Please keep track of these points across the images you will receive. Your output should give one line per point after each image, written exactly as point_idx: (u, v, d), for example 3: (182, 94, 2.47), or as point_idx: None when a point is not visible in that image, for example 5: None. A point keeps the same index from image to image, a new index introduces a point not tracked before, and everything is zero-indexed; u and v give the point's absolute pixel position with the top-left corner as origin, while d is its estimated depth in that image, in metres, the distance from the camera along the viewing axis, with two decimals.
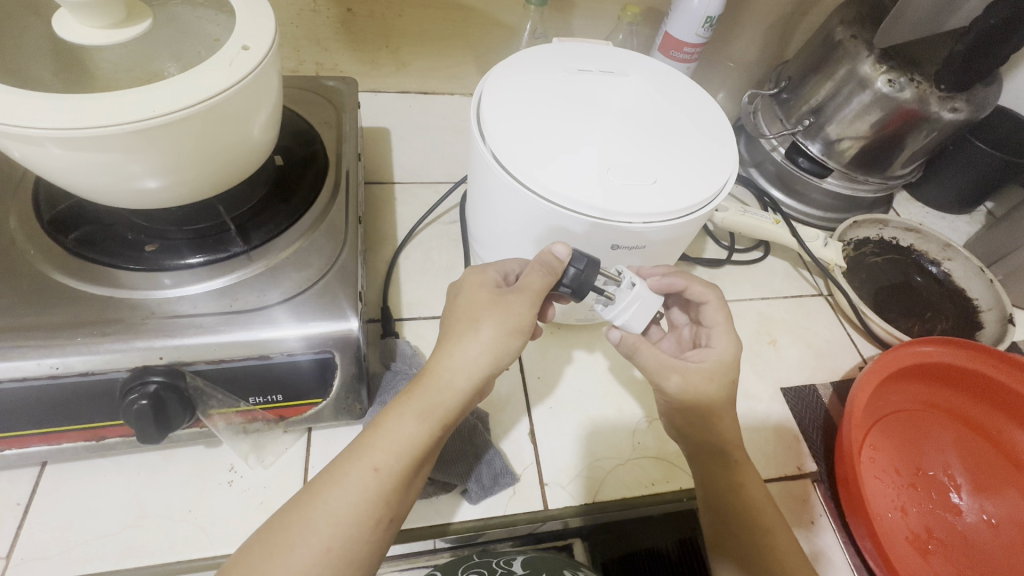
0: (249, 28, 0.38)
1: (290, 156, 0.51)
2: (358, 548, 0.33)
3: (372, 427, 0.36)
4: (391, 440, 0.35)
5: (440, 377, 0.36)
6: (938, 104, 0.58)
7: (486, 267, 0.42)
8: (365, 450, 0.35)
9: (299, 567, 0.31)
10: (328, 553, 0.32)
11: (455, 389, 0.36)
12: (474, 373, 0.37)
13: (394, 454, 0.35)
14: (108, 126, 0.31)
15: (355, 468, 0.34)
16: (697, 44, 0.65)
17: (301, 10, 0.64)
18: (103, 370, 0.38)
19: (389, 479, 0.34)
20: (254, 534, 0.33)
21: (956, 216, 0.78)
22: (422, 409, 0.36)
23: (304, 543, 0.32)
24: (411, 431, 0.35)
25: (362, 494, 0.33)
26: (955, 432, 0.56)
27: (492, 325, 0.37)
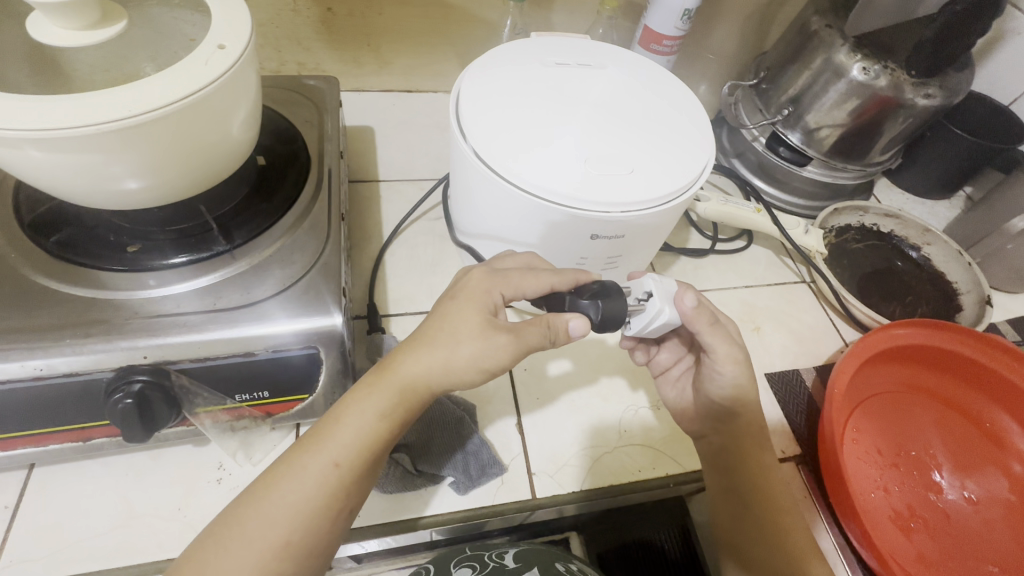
0: (224, 27, 0.38)
1: (272, 156, 0.52)
2: (317, 539, 0.34)
3: (330, 420, 0.36)
4: (350, 435, 0.35)
5: (406, 374, 0.36)
6: (911, 91, 0.59)
7: (493, 284, 0.40)
8: (324, 445, 0.35)
9: (258, 558, 0.32)
10: (287, 545, 0.33)
11: (423, 390, 0.37)
12: (445, 373, 0.37)
13: (352, 447, 0.35)
14: (85, 127, 0.32)
15: (316, 463, 0.34)
16: (676, 36, 0.66)
17: (281, 10, 0.65)
18: (88, 371, 0.38)
19: (349, 472, 0.35)
20: (209, 525, 0.33)
21: (936, 201, 0.79)
22: (383, 405, 0.36)
23: (261, 535, 0.32)
24: (371, 426, 0.35)
25: (320, 488, 0.34)
26: (934, 412, 0.57)
27: (469, 351, 0.37)
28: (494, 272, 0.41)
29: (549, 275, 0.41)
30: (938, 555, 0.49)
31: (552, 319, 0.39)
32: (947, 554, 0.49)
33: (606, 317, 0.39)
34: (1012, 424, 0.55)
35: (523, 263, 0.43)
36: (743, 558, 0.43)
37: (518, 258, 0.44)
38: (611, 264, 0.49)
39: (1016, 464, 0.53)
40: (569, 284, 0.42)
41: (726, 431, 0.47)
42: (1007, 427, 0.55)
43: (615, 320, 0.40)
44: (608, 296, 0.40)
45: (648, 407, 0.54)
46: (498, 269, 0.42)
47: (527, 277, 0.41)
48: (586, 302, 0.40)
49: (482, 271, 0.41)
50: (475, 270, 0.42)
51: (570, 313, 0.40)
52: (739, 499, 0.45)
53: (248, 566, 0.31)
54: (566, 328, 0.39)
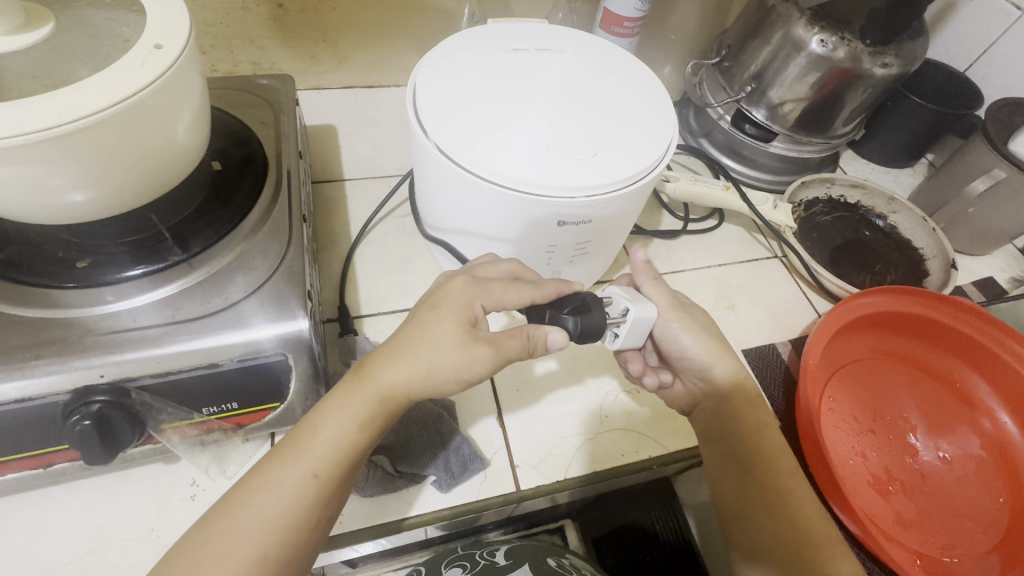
0: (160, 26, 0.36)
1: (227, 160, 0.50)
2: (295, 550, 0.33)
3: (307, 429, 0.35)
4: (328, 444, 0.34)
5: (387, 383, 0.36)
6: (870, 61, 0.59)
7: (473, 296, 0.38)
8: (301, 454, 0.34)
9: (233, 573, 0.31)
10: (264, 559, 0.32)
11: (401, 397, 0.36)
12: (417, 382, 0.36)
13: (332, 457, 0.34)
14: (12, 137, 0.30)
15: (294, 475, 0.33)
16: (637, 17, 0.66)
17: (230, 8, 0.62)
18: (42, 395, 0.36)
19: (329, 483, 0.34)
20: (178, 543, 0.32)
21: (900, 169, 0.80)
22: (362, 414, 0.35)
23: (236, 549, 0.31)
24: (349, 436, 0.35)
25: (298, 499, 0.33)
26: (908, 376, 0.58)
27: (451, 364, 0.36)
28: (476, 281, 0.39)
29: (532, 289, 0.40)
30: (915, 515, 0.50)
31: (532, 329, 0.39)
32: (924, 514, 0.50)
33: (584, 330, 0.39)
34: (982, 383, 0.56)
35: (506, 273, 0.42)
36: (745, 535, 0.42)
37: (502, 266, 0.42)
38: (581, 251, 0.48)
39: (986, 421, 0.55)
40: (550, 296, 0.42)
41: (717, 398, 0.48)
42: (976, 386, 0.56)
43: (594, 332, 0.40)
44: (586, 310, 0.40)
45: (629, 392, 0.54)
46: (479, 277, 0.40)
47: (509, 290, 0.40)
48: (567, 317, 0.40)
49: (463, 280, 0.39)
50: (456, 279, 0.39)
51: (551, 326, 0.40)
52: (743, 472, 0.44)
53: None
54: (545, 341, 0.39)
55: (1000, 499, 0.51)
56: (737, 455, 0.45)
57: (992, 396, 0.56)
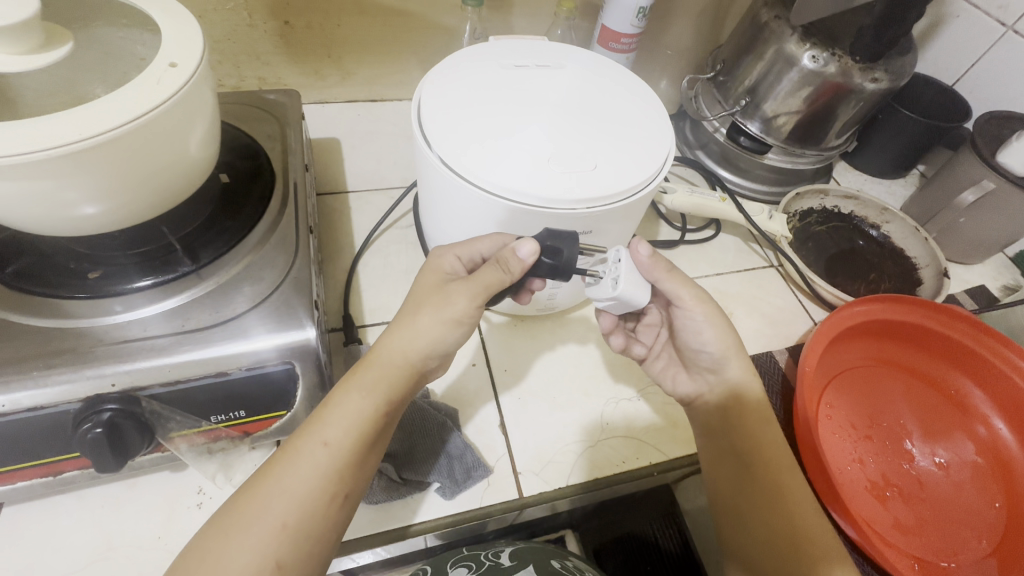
0: (174, 45, 0.38)
1: (235, 173, 0.51)
2: (315, 523, 0.34)
3: (323, 406, 0.37)
4: (340, 415, 0.36)
5: (385, 356, 0.38)
6: (860, 76, 0.61)
7: (445, 253, 0.43)
8: (314, 428, 0.35)
9: (256, 541, 0.32)
10: (283, 528, 0.33)
11: (399, 366, 0.38)
12: (413, 350, 0.38)
13: (344, 429, 0.35)
14: (35, 152, 0.31)
15: (307, 444, 0.35)
16: (634, 33, 0.67)
17: (237, 25, 0.63)
18: (54, 404, 0.37)
19: (341, 452, 0.35)
20: (210, 519, 0.34)
21: (892, 180, 0.82)
22: (369, 387, 0.37)
23: (258, 518, 0.33)
24: (357, 404, 0.36)
25: (314, 469, 0.34)
26: (903, 383, 0.59)
27: (428, 313, 0.39)
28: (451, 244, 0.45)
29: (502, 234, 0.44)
30: (914, 520, 0.51)
31: (501, 253, 0.40)
32: (923, 520, 0.51)
33: (554, 252, 0.40)
34: (975, 389, 0.57)
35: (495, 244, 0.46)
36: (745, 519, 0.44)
37: None
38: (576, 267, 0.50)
39: (981, 428, 0.56)
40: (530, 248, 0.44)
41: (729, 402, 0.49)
42: (970, 392, 0.57)
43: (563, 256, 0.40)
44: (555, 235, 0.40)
45: (629, 399, 0.55)
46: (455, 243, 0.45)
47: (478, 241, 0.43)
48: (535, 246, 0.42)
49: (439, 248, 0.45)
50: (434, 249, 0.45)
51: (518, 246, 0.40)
52: (742, 464, 0.46)
53: (249, 551, 0.32)
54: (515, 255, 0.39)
55: (996, 504, 0.52)
56: (737, 450, 0.47)
57: (986, 402, 0.57)
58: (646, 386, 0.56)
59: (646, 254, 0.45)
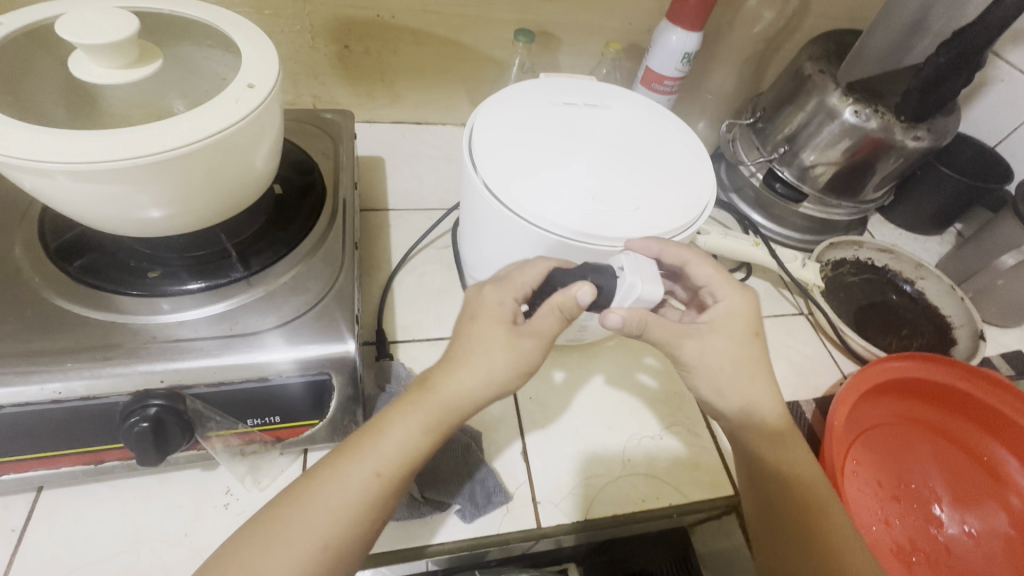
0: (251, 67, 0.40)
1: (289, 186, 0.53)
2: (353, 543, 0.35)
3: (373, 432, 0.38)
4: (394, 447, 0.37)
5: (446, 392, 0.39)
6: (902, 134, 0.61)
7: (504, 293, 0.42)
8: (367, 453, 0.36)
9: (299, 561, 0.33)
10: (326, 549, 0.34)
11: (461, 408, 0.39)
12: (480, 394, 0.40)
13: (395, 461, 0.37)
14: (119, 161, 0.33)
15: (358, 471, 0.36)
16: (677, 77, 0.69)
17: (300, 46, 0.67)
18: (105, 395, 0.38)
19: (390, 483, 0.36)
20: (244, 527, 0.34)
21: (928, 237, 0.81)
22: (427, 422, 0.38)
23: (302, 536, 0.33)
24: (414, 442, 0.37)
25: (361, 495, 0.35)
26: (934, 445, 0.57)
27: (506, 361, 0.40)
28: (499, 282, 0.43)
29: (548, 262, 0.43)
30: None
31: (564, 297, 0.40)
32: None
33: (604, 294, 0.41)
34: (1010, 456, 0.55)
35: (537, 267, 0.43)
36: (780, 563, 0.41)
37: (536, 270, 0.43)
38: None
39: (1015, 498, 0.54)
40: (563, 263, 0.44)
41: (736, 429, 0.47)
42: (1004, 460, 0.56)
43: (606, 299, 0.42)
44: (598, 271, 0.42)
45: (652, 437, 0.55)
46: (501, 278, 0.44)
47: (525, 272, 0.43)
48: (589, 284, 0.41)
49: (489, 287, 0.43)
50: (483, 287, 0.43)
51: (577, 287, 0.39)
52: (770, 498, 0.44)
53: (289, 564, 0.32)
54: (576, 300, 0.39)
55: None
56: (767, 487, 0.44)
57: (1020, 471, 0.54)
58: (668, 425, 0.56)
59: (615, 320, 0.42)
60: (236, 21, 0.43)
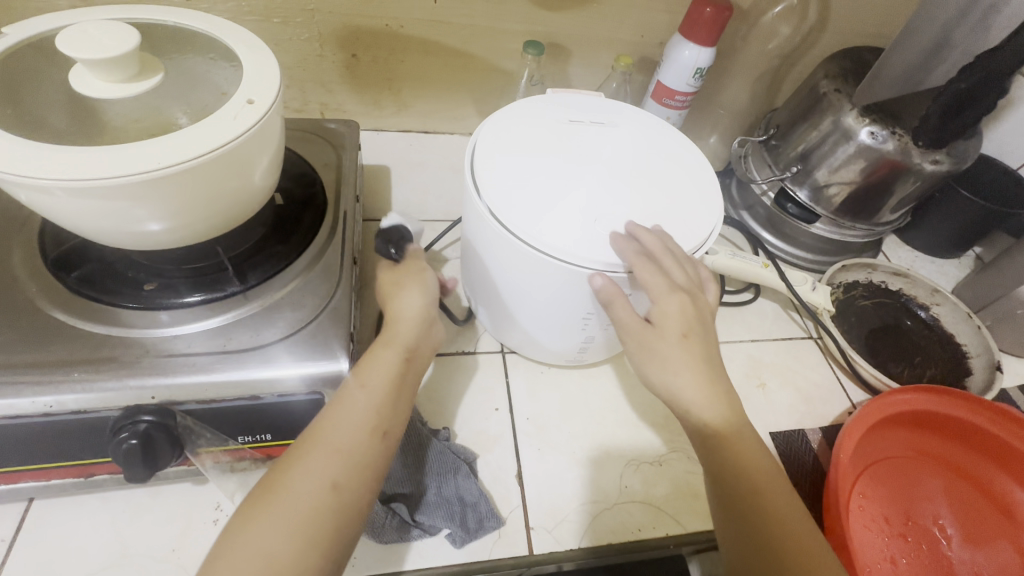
0: (253, 82, 0.40)
1: (291, 197, 0.53)
2: (363, 454, 0.36)
3: (359, 364, 0.41)
4: (371, 361, 0.40)
5: (395, 317, 0.44)
6: (919, 156, 0.59)
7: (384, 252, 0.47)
8: (352, 376, 0.40)
9: (314, 467, 0.35)
10: (336, 454, 0.36)
11: (410, 322, 0.43)
12: (415, 315, 0.44)
13: (378, 372, 0.40)
14: (113, 177, 0.33)
15: (347, 388, 0.39)
16: (688, 92, 0.68)
17: (308, 55, 0.66)
18: (96, 409, 0.38)
19: (380, 393, 0.39)
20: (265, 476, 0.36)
21: (945, 260, 0.79)
22: (389, 341, 0.42)
23: (313, 452, 0.35)
24: (385, 356, 0.41)
25: (356, 405, 0.38)
26: (943, 480, 0.55)
27: (423, 292, 0.45)
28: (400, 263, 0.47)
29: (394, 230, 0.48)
30: None
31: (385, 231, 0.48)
32: None
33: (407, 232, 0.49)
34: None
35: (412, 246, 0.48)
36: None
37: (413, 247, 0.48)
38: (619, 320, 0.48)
39: None
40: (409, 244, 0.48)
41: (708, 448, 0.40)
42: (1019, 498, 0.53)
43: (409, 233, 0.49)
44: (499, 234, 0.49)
45: (651, 462, 0.53)
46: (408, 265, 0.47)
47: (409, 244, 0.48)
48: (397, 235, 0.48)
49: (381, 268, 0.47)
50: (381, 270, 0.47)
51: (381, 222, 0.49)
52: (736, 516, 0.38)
53: (306, 472, 0.35)
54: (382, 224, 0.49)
55: None
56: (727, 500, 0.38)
57: None
58: (667, 451, 0.54)
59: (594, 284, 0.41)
60: (240, 34, 0.43)
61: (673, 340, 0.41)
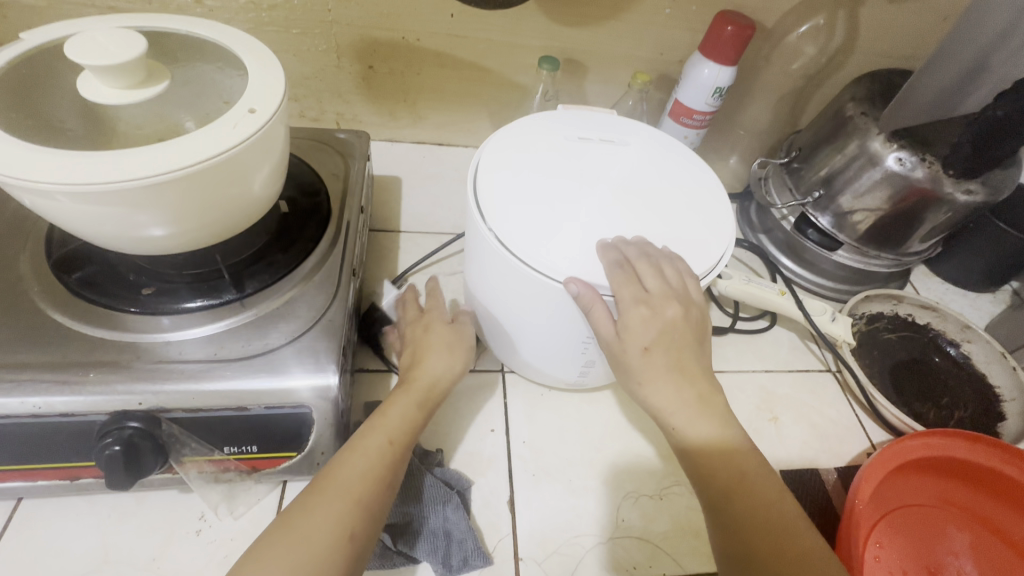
0: (257, 92, 0.40)
1: (296, 206, 0.53)
2: (379, 505, 0.37)
3: (379, 414, 0.42)
4: (398, 416, 0.42)
5: (422, 377, 0.46)
6: (953, 186, 0.56)
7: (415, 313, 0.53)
8: (379, 427, 0.41)
9: (332, 514, 0.35)
10: (356, 504, 0.36)
11: (436, 381, 0.46)
12: (446, 373, 0.47)
13: (403, 428, 0.42)
14: (109, 184, 0.33)
15: (371, 440, 0.40)
16: (707, 111, 0.66)
17: (325, 66, 0.67)
18: (84, 413, 0.38)
19: (399, 450, 0.40)
20: (268, 526, 0.34)
21: (979, 294, 0.74)
22: (418, 399, 0.44)
23: (335, 499, 0.35)
24: (412, 413, 0.43)
25: (379, 458, 0.39)
26: (971, 535, 0.51)
27: (441, 340, 0.49)
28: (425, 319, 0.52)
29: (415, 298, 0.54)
30: None
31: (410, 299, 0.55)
32: None
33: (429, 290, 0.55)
34: None
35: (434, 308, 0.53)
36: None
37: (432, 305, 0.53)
38: None
39: None
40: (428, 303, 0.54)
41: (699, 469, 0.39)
42: None
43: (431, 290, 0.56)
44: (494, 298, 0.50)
45: (650, 496, 0.51)
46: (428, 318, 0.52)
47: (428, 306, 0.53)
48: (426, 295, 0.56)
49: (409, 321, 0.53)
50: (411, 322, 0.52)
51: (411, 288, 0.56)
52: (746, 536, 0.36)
53: (325, 519, 0.34)
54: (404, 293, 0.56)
55: None
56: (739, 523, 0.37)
57: None
58: (668, 485, 0.52)
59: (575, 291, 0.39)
60: (250, 43, 0.43)
61: (637, 354, 0.40)
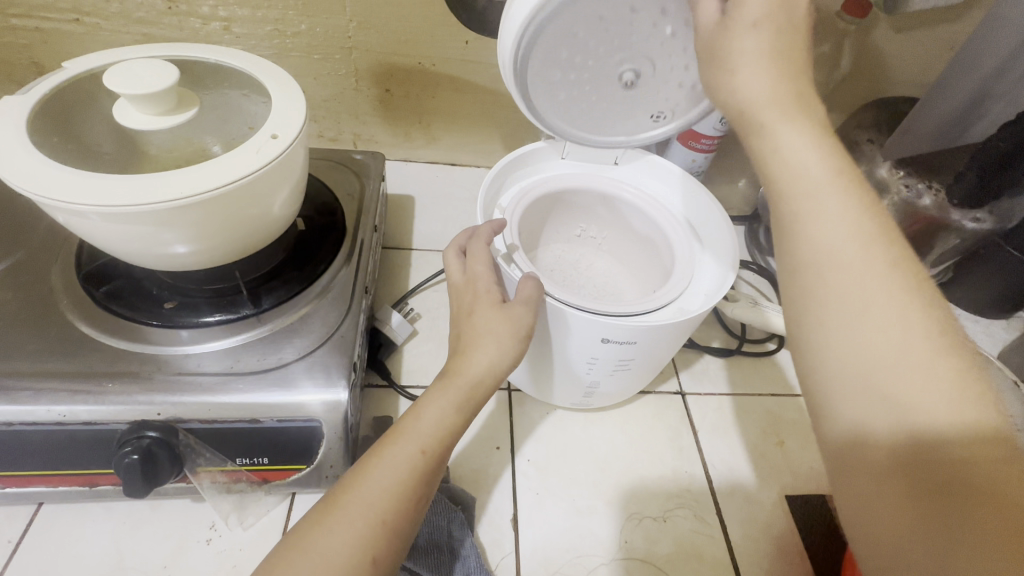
0: (281, 118, 0.42)
1: (312, 224, 0.55)
2: (405, 525, 0.34)
3: (410, 416, 0.38)
4: (431, 424, 0.37)
5: (466, 372, 0.40)
6: (960, 214, 0.57)
7: (470, 268, 0.45)
8: (409, 435, 0.36)
9: (350, 536, 0.32)
10: (382, 525, 0.33)
11: (481, 380, 0.40)
12: (493, 367, 0.41)
13: (437, 437, 0.37)
14: (139, 205, 0.35)
15: (402, 449, 0.36)
16: (715, 135, 0.64)
17: (344, 89, 0.70)
18: (105, 421, 0.40)
19: (432, 461, 0.36)
20: (279, 546, 0.32)
21: (991, 320, 0.74)
22: (459, 402, 0.39)
23: (356, 519, 0.32)
24: (449, 419, 0.38)
25: (408, 472, 0.35)
26: None
27: (490, 329, 0.41)
28: (474, 287, 0.44)
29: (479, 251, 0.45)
30: None
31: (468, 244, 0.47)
32: None
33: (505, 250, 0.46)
34: None
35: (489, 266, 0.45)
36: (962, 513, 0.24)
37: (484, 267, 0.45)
38: (624, 367, 0.47)
39: None
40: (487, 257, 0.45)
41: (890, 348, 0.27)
42: None
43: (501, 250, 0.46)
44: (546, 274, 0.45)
45: (654, 518, 0.51)
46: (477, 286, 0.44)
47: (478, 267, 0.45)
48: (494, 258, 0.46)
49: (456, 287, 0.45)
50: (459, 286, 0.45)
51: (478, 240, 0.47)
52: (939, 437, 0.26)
53: (343, 544, 0.31)
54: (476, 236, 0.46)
55: None
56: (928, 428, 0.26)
57: None
58: (673, 507, 0.52)
59: None
60: (273, 71, 0.46)
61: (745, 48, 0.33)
